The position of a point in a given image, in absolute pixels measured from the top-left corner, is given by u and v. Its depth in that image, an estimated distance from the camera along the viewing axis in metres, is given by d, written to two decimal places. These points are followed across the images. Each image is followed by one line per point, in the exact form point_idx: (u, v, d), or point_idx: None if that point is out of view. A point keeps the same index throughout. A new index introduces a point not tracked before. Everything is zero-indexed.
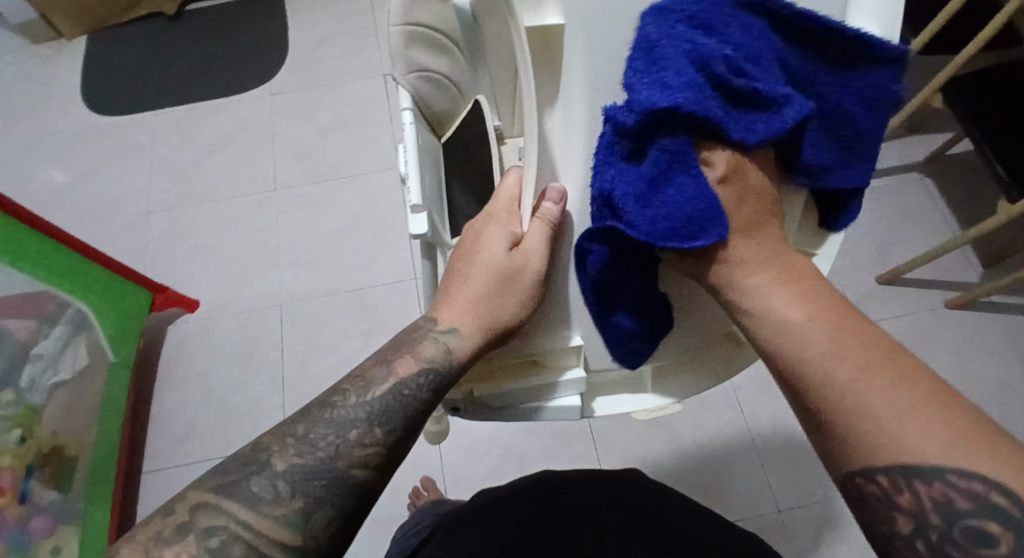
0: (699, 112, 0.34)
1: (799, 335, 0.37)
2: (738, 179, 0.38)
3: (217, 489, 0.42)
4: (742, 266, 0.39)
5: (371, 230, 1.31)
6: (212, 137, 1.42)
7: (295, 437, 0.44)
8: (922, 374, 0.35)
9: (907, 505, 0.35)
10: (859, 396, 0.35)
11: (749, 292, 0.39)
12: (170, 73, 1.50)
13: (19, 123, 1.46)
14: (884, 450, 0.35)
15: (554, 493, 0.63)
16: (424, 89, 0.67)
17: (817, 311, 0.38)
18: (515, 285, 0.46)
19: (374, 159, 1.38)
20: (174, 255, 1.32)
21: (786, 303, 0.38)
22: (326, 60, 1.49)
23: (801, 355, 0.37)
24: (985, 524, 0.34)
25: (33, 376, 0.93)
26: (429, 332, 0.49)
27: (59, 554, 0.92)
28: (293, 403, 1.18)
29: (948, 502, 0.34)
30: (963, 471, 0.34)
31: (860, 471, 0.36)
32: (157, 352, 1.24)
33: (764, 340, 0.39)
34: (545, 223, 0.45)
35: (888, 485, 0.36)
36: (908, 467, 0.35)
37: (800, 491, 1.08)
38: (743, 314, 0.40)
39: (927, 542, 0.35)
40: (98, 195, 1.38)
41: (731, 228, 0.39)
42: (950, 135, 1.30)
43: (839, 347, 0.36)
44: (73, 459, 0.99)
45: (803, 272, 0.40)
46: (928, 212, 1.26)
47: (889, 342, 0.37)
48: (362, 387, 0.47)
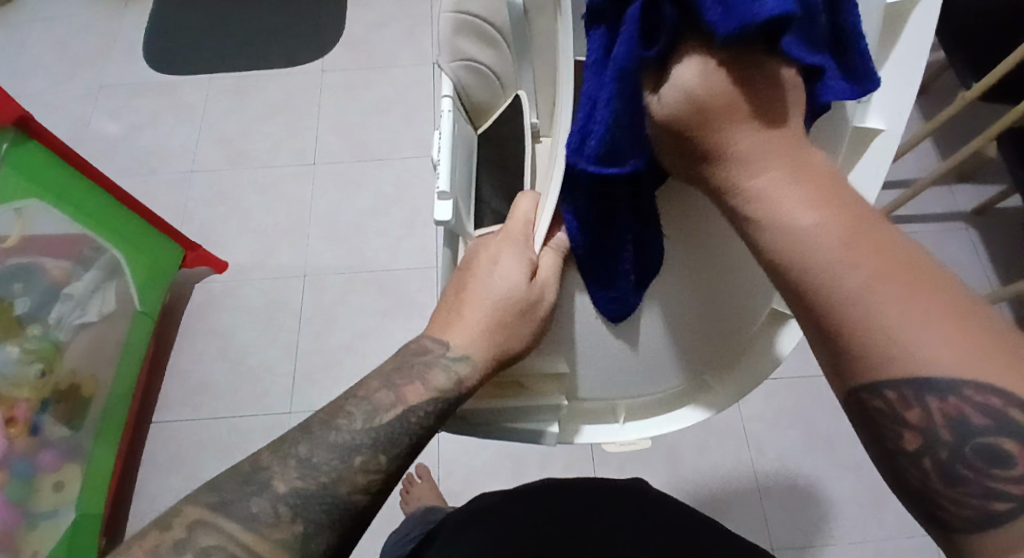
0: None
1: (808, 239, 0.34)
2: (707, 89, 0.36)
3: (213, 507, 0.41)
4: (742, 158, 0.36)
5: (400, 214, 1.33)
6: (260, 105, 1.45)
7: (297, 458, 0.43)
8: (937, 281, 0.32)
9: (913, 422, 0.32)
10: (867, 303, 0.32)
11: (752, 195, 0.36)
12: (229, 39, 1.53)
13: (81, 71, 1.52)
14: (895, 361, 0.32)
15: (542, 498, 0.62)
16: (467, 79, 0.69)
17: (827, 209, 0.34)
18: (529, 317, 0.48)
19: (413, 145, 1.40)
20: (210, 215, 1.35)
21: (795, 206, 0.35)
22: (379, 42, 1.51)
23: (807, 261, 0.33)
24: (999, 442, 0.31)
25: (61, 314, 0.96)
26: (438, 358, 0.47)
27: (62, 488, 0.96)
28: (304, 372, 1.20)
29: (961, 419, 0.31)
30: (980, 383, 0.30)
31: (867, 384, 0.33)
32: (181, 307, 1.27)
33: (765, 239, 0.35)
34: (557, 253, 0.49)
35: (895, 400, 0.32)
36: (919, 378, 0.31)
37: (796, 531, 1.06)
38: (743, 218, 0.37)
39: (936, 461, 0.32)
40: (146, 149, 1.42)
41: (726, 123, 0.36)
42: (1000, 187, 1.26)
43: (850, 249, 0.33)
44: (88, 398, 1.02)
45: (814, 171, 0.36)
46: (967, 263, 1.22)
47: (900, 245, 0.33)
48: (366, 410, 0.46)
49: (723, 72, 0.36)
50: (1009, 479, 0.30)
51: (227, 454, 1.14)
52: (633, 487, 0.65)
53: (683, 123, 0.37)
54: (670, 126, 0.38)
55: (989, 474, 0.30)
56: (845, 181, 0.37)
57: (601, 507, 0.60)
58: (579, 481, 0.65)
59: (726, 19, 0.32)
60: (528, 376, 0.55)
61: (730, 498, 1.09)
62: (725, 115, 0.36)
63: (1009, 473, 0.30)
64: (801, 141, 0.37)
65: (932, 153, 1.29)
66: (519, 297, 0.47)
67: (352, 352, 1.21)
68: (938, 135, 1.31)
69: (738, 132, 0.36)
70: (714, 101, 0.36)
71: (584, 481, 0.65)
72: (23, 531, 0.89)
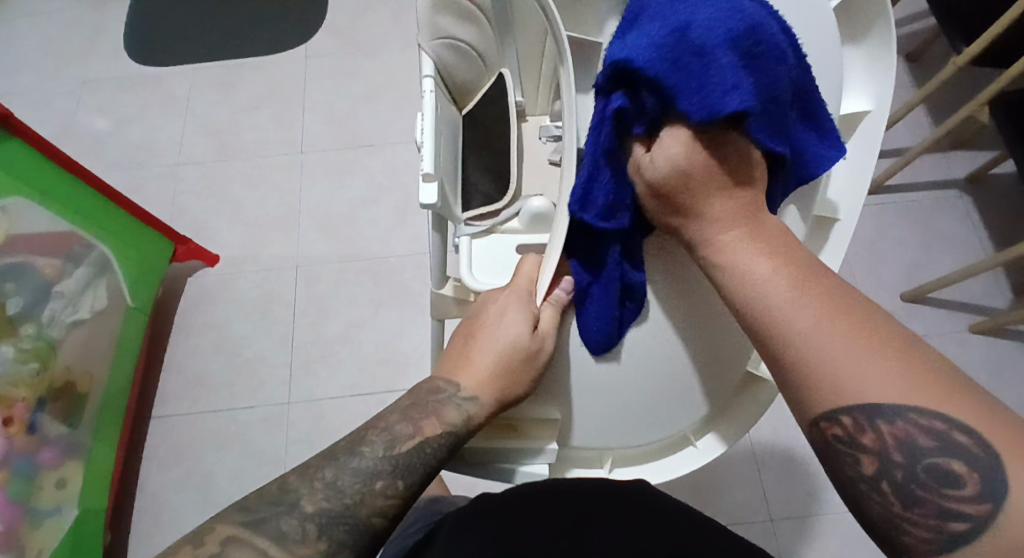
0: (648, 69, 0.42)
1: (765, 286, 0.43)
2: (688, 160, 0.44)
3: (245, 525, 0.45)
4: (716, 218, 0.45)
5: (390, 201, 1.32)
6: (247, 95, 1.43)
7: (323, 481, 0.47)
8: (879, 322, 0.40)
9: (870, 445, 0.39)
10: (819, 337, 0.40)
11: (720, 250, 0.45)
12: (211, 27, 1.50)
13: (65, 65, 1.50)
14: (848, 390, 0.39)
15: (564, 511, 0.54)
16: (448, 59, 0.66)
17: (784, 265, 0.43)
18: (530, 364, 0.51)
19: (402, 131, 1.38)
20: (200, 208, 1.34)
21: (753, 259, 0.44)
22: (365, 27, 1.49)
23: (766, 303, 0.42)
24: (949, 465, 0.37)
25: (54, 311, 0.96)
26: (450, 397, 0.51)
27: (64, 486, 0.97)
28: (300, 363, 1.20)
29: (909, 440, 0.38)
30: (922, 410, 0.37)
31: (825, 415, 0.40)
32: (175, 302, 1.26)
33: (737, 284, 0.44)
34: (555, 307, 0.52)
35: (851, 426, 0.39)
36: (870, 406, 0.38)
37: (792, 501, 1.07)
38: (717, 267, 0.45)
39: (892, 482, 0.38)
40: (133, 143, 1.41)
41: (705, 191, 0.45)
42: (993, 154, 1.25)
43: (803, 297, 0.41)
44: (84, 394, 1.02)
45: (775, 235, 0.45)
46: (961, 232, 1.22)
47: (846, 291, 0.42)
48: (387, 439, 0.50)
49: (704, 146, 0.44)
50: (960, 497, 0.36)
51: (226, 446, 1.15)
52: (663, 500, 0.57)
53: (662, 187, 0.46)
54: (651, 187, 0.46)
55: (942, 494, 0.37)
56: (795, 242, 0.46)
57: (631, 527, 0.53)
58: (608, 485, 0.58)
59: (696, 105, 0.42)
60: (523, 420, 0.58)
61: (727, 473, 1.09)
62: (704, 184, 0.45)
63: (961, 491, 0.36)
64: (763, 208, 0.46)
65: (925, 122, 1.28)
66: (523, 344, 0.50)
67: (347, 342, 1.21)
68: (931, 103, 1.30)
69: (711, 196, 0.45)
70: (693, 170, 0.44)
71: (613, 486, 0.57)
72: (27, 528, 0.89)
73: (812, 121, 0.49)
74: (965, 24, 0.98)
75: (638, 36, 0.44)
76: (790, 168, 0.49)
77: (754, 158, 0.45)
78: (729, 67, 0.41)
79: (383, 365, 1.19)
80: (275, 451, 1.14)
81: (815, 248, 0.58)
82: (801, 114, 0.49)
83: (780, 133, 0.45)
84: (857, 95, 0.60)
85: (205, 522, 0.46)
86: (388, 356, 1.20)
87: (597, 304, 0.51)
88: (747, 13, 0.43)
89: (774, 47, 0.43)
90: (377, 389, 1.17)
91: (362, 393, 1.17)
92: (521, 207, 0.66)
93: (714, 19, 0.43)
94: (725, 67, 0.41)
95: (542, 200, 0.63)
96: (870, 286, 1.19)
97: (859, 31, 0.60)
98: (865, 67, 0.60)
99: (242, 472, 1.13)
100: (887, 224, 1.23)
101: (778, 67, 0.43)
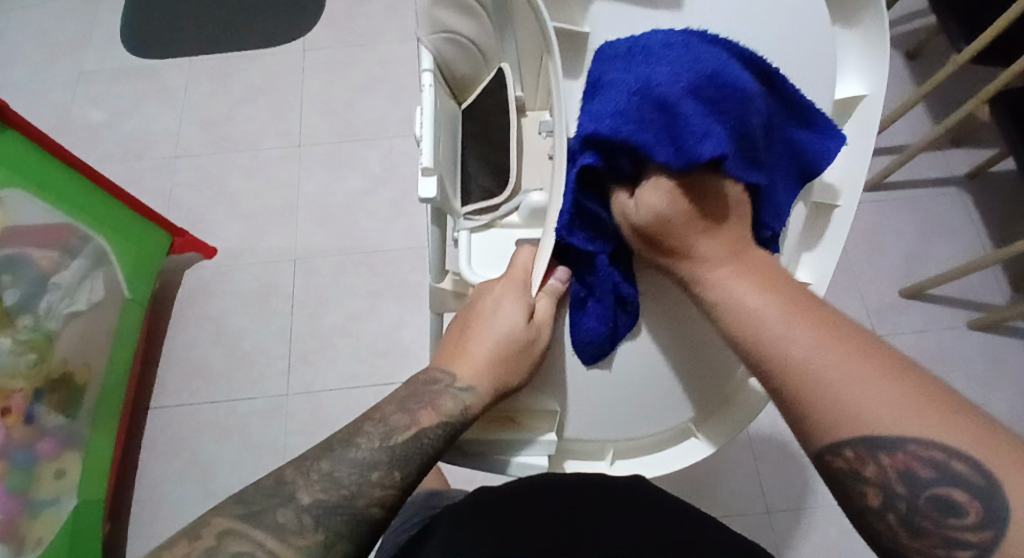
0: (617, 137, 0.42)
1: (759, 322, 0.42)
2: (671, 204, 0.44)
3: (242, 518, 0.44)
4: (703, 254, 0.45)
5: (389, 193, 1.31)
6: (244, 86, 1.42)
7: (319, 472, 0.47)
8: (874, 353, 0.39)
9: (873, 477, 0.39)
10: (815, 374, 0.39)
11: (712, 287, 0.45)
12: (207, 18, 1.49)
13: (61, 56, 1.49)
14: (845, 431, 0.38)
15: (558, 502, 0.55)
16: (447, 52, 0.66)
17: (772, 299, 0.43)
18: (526, 353, 0.52)
19: (400, 123, 1.38)
20: (198, 200, 1.33)
21: (745, 295, 0.43)
22: (362, 18, 1.48)
23: (761, 342, 0.42)
24: (951, 493, 0.37)
25: (51, 303, 0.95)
26: (447, 388, 0.52)
27: (62, 477, 0.97)
28: (298, 355, 1.20)
29: (911, 471, 0.37)
30: (922, 440, 0.37)
31: (828, 448, 0.40)
32: (173, 294, 1.26)
33: (728, 325, 0.44)
34: (552, 296, 0.52)
35: (854, 460, 0.39)
36: (871, 439, 0.38)
37: (790, 494, 1.07)
38: (709, 306, 0.45)
39: (898, 513, 0.38)
40: (130, 134, 1.40)
41: (694, 230, 0.45)
42: (993, 150, 1.25)
43: (797, 333, 0.41)
44: (81, 386, 1.01)
45: (760, 262, 0.45)
46: (960, 228, 1.22)
47: (837, 322, 0.41)
48: (383, 430, 0.50)
49: (687, 192, 0.44)
50: (961, 526, 0.36)
51: (225, 438, 1.15)
52: (661, 498, 0.58)
53: (646, 232, 0.45)
54: (637, 232, 0.46)
55: (945, 524, 0.37)
56: (786, 270, 0.46)
57: (631, 523, 0.53)
58: (607, 481, 0.58)
59: (673, 154, 0.42)
60: (521, 412, 0.58)
61: (724, 468, 1.09)
62: (688, 224, 0.44)
63: (964, 520, 0.36)
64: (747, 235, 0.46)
65: (924, 117, 1.28)
66: (520, 333, 0.51)
67: (345, 334, 1.21)
68: (930, 99, 1.29)
69: (698, 235, 0.45)
70: (675, 213, 0.44)
71: (614, 484, 0.57)
72: (26, 520, 0.89)
73: (800, 124, 0.49)
74: (966, 21, 0.98)
75: (600, 98, 0.44)
76: (778, 184, 0.49)
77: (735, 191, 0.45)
78: (697, 118, 0.41)
79: (381, 357, 1.19)
80: (274, 442, 1.14)
81: (810, 245, 0.58)
82: (786, 119, 0.49)
83: (761, 164, 0.46)
84: (853, 78, 0.59)
85: (203, 514, 0.45)
86: (386, 348, 1.20)
87: (592, 318, 0.51)
88: (701, 57, 0.43)
89: (736, 80, 0.43)
90: (375, 381, 1.17)
91: (360, 385, 1.17)
92: (521, 201, 0.66)
93: (673, 70, 0.42)
94: (694, 118, 0.41)
95: (540, 195, 0.62)
96: (869, 283, 1.19)
97: (854, 13, 0.59)
98: (863, 48, 0.59)
99: (241, 463, 1.13)
100: (886, 220, 1.23)
101: (748, 104, 0.43)
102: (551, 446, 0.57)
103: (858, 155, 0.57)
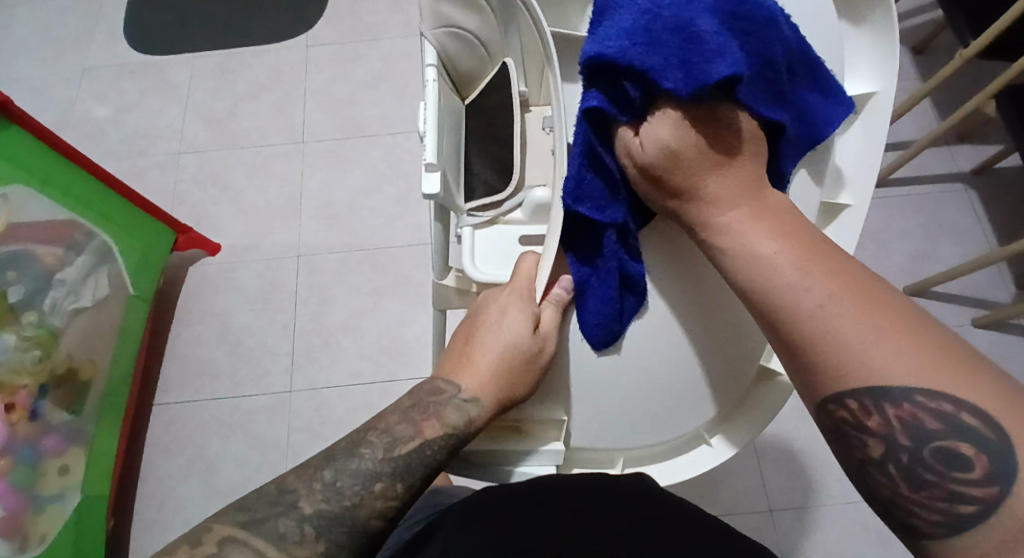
0: (623, 59, 0.42)
1: (770, 268, 0.43)
2: (680, 142, 0.45)
3: (244, 526, 0.46)
4: (713, 197, 0.46)
5: (393, 191, 1.31)
6: (247, 83, 1.42)
7: (322, 482, 0.49)
8: (884, 302, 0.41)
9: (876, 429, 0.40)
10: (824, 320, 0.40)
11: (723, 233, 0.46)
12: (211, 14, 1.49)
13: (64, 53, 1.49)
14: (853, 373, 0.40)
15: (560, 509, 0.54)
16: (451, 47, 0.67)
17: (783, 241, 0.44)
18: (531, 366, 0.51)
19: (403, 120, 1.38)
20: (202, 196, 1.33)
21: (758, 242, 0.44)
22: (366, 14, 1.47)
23: (770, 287, 0.43)
24: (957, 446, 0.38)
25: (55, 300, 0.96)
26: (451, 398, 0.51)
27: (67, 473, 0.98)
28: (302, 352, 1.20)
29: (917, 423, 0.38)
30: (929, 392, 0.38)
31: (832, 398, 0.41)
32: (177, 290, 1.26)
33: (736, 268, 0.45)
34: (557, 306, 0.52)
35: (858, 410, 0.40)
36: (877, 389, 0.39)
37: (793, 493, 1.07)
38: (718, 249, 0.46)
39: (898, 464, 0.39)
40: (134, 131, 1.40)
41: (705, 172, 0.46)
42: (999, 146, 1.24)
43: (810, 280, 0.42)
44: (87, 382, 1.02)
45: (772, 205, 0.46)
46: (966, 225, 1.21)
47: (851, 271, 0.42)
48: (387, 440, 0.50)
49: (692, 126, 0.45)
50: (966, 478, 0.37)
51: (229, 434, 1.15)
52: (666, 496, 0.58)
53: (655, 173, 0.46)
54: (645, 175, 0.47)
55: (949, 476, 0.38)
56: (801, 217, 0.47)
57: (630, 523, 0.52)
58: (610, 480, 0.58)
59: (681, 79, 0.42)
60: (527, 420, 0.59)
61: (728, 466, 1.09)
62: (698, 163, 0.46)
63: (969, 473, 0.37)
64: (760, 177, 0.47)
65: (930, 114, 1.27)
66: (526, 346, 0.50)
67: (349, 331, 1.21)
68: (936, 94, 1.29)
69: (711, 177, 0.46)
70: (686, 151, 0.45)
71: (616, 483, 0.58)
72: (29, 515, 0.90)
73: (812, 78, 0.50)
74: (974, 16, 0.97)
75: (604, 26, 0.44)
76: (794, 129, 0.49)
77: (747, 124, 0.46)
78: (711, 35, 0.42)
79: (385, 354, 1.19)
80: (277, 439, 1.14)
81: None
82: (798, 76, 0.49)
83: (776, 102, 0.46)
84: (862, 78, 0.58)
85: (206, 520, 0.47)
86: (390, 346, 1.20)
87: (597, 299, 0.51)
88: None
89: (754, 5, 0.44)
90: (379, 378, 1.17)
91: (364, 382, 1.17)
92: (524, 197, 0.66)
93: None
94: (707, 34, 0.42)
95: (544, 192, 0.62)
96: None
97: (864, 12, 0.58)
98: (872, 49, 0.59)
99: (245, 460, 1.13)
100: (891, 216, 1.23)
101: (761, 29, 0.44)
102: (557, 455, 0.58)
103: (865, 157, 0.57)
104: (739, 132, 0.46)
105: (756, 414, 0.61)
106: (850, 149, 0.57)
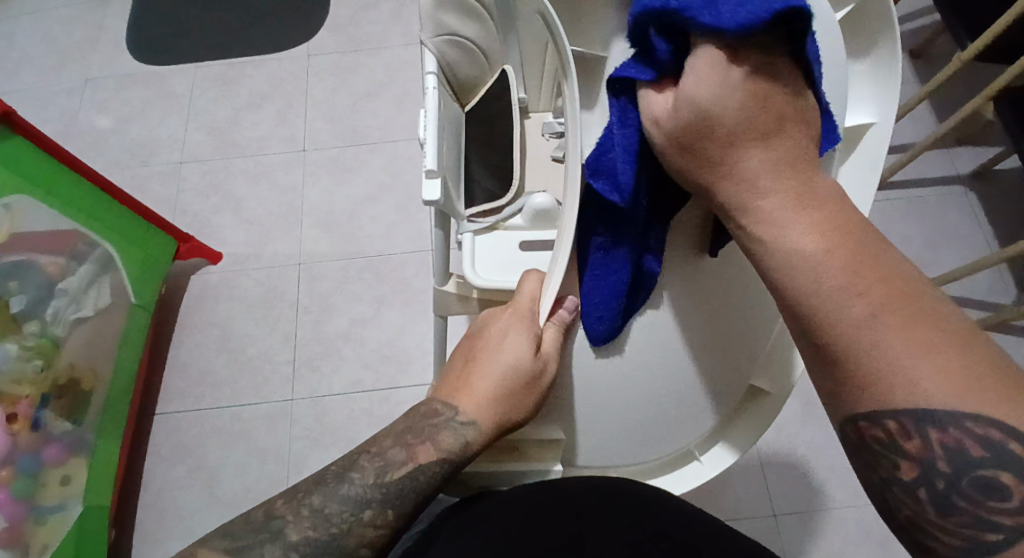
0: (670, 1, 0.39)
1: (811, 268, 0.39)
2: (718, 98, 0.40)
3: (231, 553, 0.47)
4: (751, 183, 0.41)
5: (394, 199, 1.32)
6: (250, 93, 1.43)
7: (310, 509, 0.49)
8: (937, 318, 0.37)
9: (912, 451, 0.38)
10: (874, 335, 0.37)
11: (762, 220, 0.41)
12: (213, 25, 1.50)
13: (67, 63, 1.50)
14: (901, 392, 0.37)
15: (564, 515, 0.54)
16: (451, 54, 0.65)
17: (833, 239, 0.39)
18: (533, 386, 0.50)
19: (403, 128, 1.38)
20: (202, 206, 1.34)
21: (800, 236, 0.40)
22: (367, 23, 1.48)
23: (813, 291, 0.39)
24: (996, 475, 0.37)
25: (57, 309, 0.96)
26: (448, 422, 0.51)
27: (68, 482, 0.97)
28: (303, 361, 1.20)
29: (960, 449, 0.37)
30: (980, 419, 0.36)
31: (867, 415, 0.39)
32: (179, 299, 1.27)
33: (778, 268, 0.40)
34: (558, 326, 0.51)
35: (896, 431, 0.38)
36: (923, 413, 0.37)
37: (796, 499, 1.07)
38: (754, 238, 0.41)
39: (932, 490, 0.38)
40: (136, 142, 1.41)
41: (743, 150, 0.41)
42: (998, 150, 1.25)
43: (859, 289, 0.38)
44: (88, 391, 1.02)
45: (818, 191, 0.41)
46: (967, 229, 1.21)
47: (904, 278, 0.38)
48: (379, 466, 0.51)
49: (738, 91, 0.40)
50: (1001, 509, 0.37)
51: (231, 443, 1.15)
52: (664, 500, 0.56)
53: (675, 137, 0.42)
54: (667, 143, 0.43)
55: (985, 506, 0.37)
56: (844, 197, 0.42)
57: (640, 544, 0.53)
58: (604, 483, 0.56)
59: (749, 9, 0.37)
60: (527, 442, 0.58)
61: (730, 471, 1.09)
62: (740, 145, 0.41)
63: (1005, 503, 0.37)
64: (807, 157, 0.41)
65: (930, 118, 1.28)
66: (525, 369, 0.50)
67: (350, 339, 1.21)
68: (935, 99, 1.29)
69: (749, 159, 0.41)
70: (721, 110, 0.40)
71: (614, 485, 0.56)
72: (30, 524, 0.90)
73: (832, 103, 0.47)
74: (972, 21, 0.98)
75: None
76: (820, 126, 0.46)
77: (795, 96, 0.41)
78: None
79: (387, 362, 1.19)
80: (279, 447, 1.14)
81: None
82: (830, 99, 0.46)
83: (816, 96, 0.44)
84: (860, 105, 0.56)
85: (188, 546, 0.47)
86: (391, 354, 1.20)
87: (603, 292, 0.49)
88: None
89: None
90: (380, 386, 1.17)
91: (366, 390, 1.17)
92: (524, 203, 0.68)
93: None
94: None
95: (544, 197, 0.66)
96: None
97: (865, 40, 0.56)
98: (870, 76, 0.56)
99: (246, 469, 1.13)
100: (891, 220, 1.23)
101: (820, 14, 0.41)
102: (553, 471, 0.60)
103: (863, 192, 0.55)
104: (783, 96, 0.41)
105: (746, 426, 0.60)
106: (846, 184, 0.56)
